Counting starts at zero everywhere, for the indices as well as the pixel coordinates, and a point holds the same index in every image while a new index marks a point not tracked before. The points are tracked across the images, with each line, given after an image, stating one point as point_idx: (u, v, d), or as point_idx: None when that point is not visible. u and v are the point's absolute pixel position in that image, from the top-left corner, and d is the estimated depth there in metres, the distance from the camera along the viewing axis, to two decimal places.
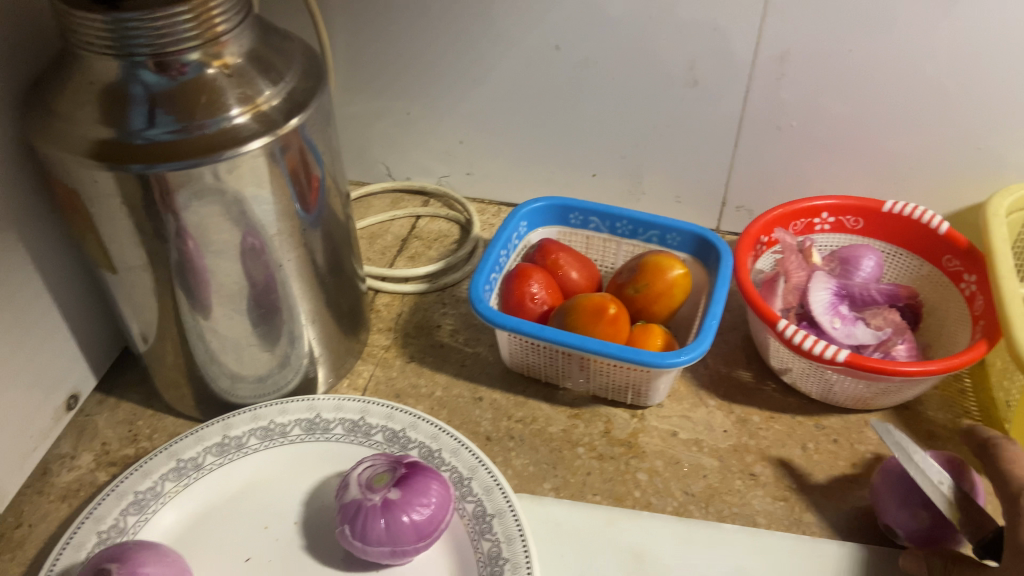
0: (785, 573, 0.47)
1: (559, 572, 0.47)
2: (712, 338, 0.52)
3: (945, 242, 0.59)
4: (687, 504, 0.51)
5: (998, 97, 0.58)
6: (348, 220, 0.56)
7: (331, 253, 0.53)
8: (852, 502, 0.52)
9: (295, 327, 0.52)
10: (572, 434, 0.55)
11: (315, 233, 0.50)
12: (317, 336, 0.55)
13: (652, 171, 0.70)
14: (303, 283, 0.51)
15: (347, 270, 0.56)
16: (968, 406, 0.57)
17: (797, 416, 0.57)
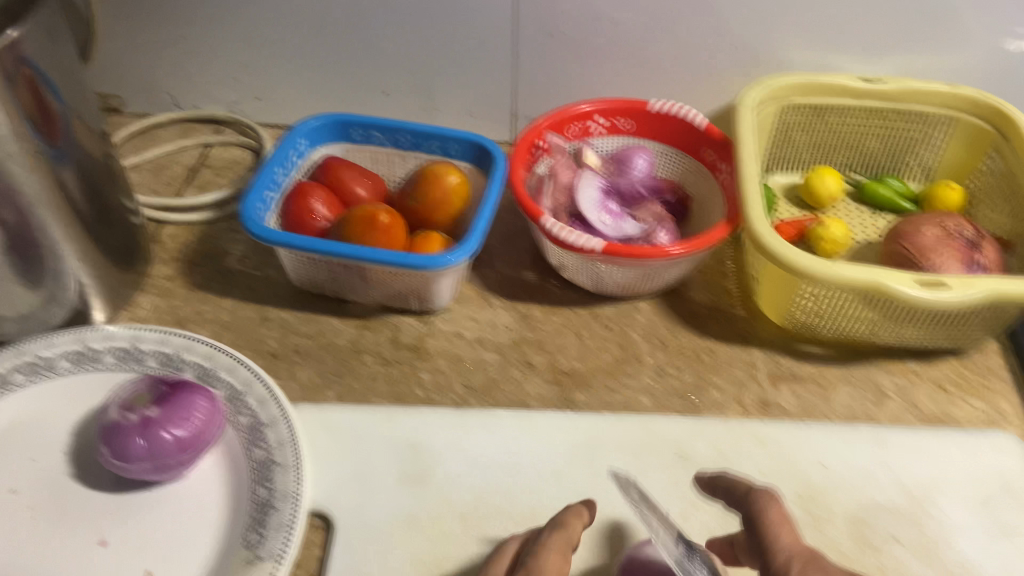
0: (550, 447, 0.51)
1: (337, 469, 0.49)
2: (479, 240, 0.54)
3: (703, 136, 0.63)
4: (467, 397, 0.55)
5: None
6: (110, 156, 0.55)
7: (88, 184, 0.51)
8: (618, 380, 0.56)
9: (57, 260, 0.51)
10: (359, 343, 0.57)
11: (61, 162, 0.49)
12: (85, 268, 0.53)
13: (441, 86, 0.71)
14: (58, 217, 0.50)
15: (114, 205, 0.55)
16: (728, 286, 0.62)
17: (575, 308, 0.61)
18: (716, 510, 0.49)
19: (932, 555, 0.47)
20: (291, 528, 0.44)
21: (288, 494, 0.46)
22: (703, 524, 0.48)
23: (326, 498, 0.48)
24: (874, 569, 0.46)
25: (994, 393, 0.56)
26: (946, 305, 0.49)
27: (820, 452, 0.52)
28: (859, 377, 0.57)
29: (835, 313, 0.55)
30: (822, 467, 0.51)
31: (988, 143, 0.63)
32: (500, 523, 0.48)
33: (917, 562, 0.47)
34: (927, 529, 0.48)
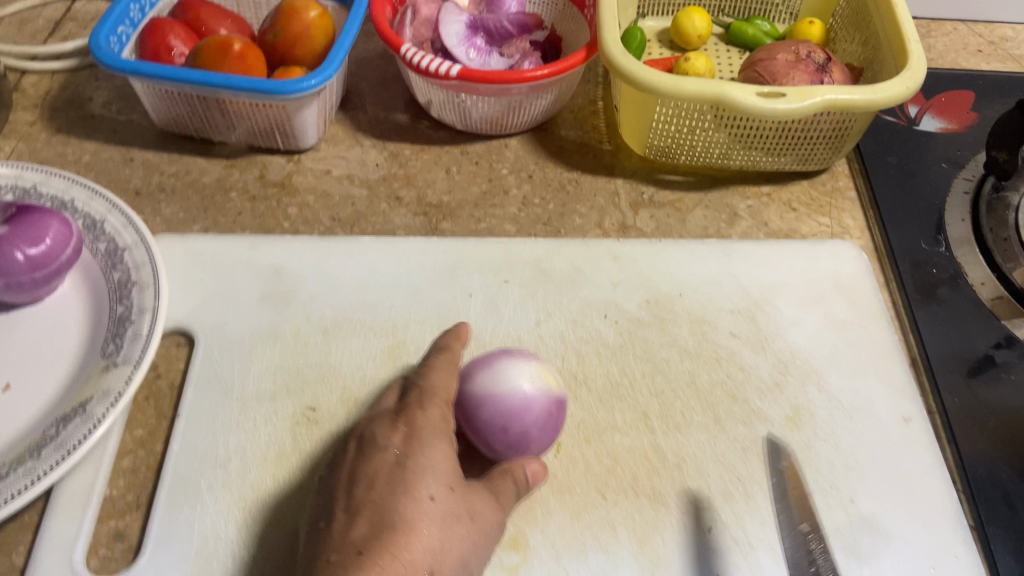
0: (412, 269, 0.53)
1: (199, 292, 0.50)
2: (336, 67, 0.55)
3: None
4: (334, 228, 0.56)
5: None
6: None
7: None
8: (484, 210, 0.58)
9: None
10: (226, 181, 0.57)
11: None
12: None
13: None
14: None
15: None
16: (596, 124, 0.64)
17: (445, 147, 0.62)
18: (568, 317, 0.51)
19: (764, 345, 0.50)
20: (147, 337, 0.44)
21: (145, 309, 0.46)
22: (556, 330, 0.51)
23: (187, 316, 0.49)
24: (708, 360, 0.50)
25: (839, 209, 0.58)
26: (782, 114, 0.51)
27: (671, 265, 0.54)
28: (714, 200, 0.59)
29: (687, 135, 0.57)
30: (671, 276, 0.53)
31: None
32: (360, 337, 0.49)
33: (749, 351, 0.50)
34: (762, 326, 0.51)
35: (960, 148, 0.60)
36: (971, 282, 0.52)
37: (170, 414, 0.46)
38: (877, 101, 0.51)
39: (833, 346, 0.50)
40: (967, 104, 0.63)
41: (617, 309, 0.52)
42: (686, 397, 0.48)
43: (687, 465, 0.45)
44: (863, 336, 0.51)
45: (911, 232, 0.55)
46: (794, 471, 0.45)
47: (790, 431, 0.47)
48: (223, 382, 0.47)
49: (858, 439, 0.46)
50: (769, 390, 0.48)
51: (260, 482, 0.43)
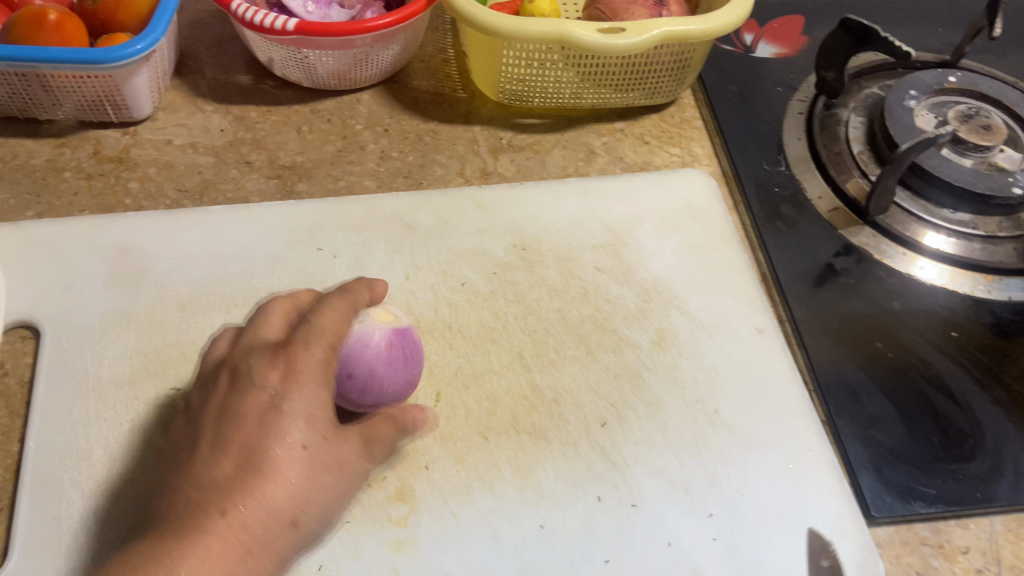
0: (270, 233, 0.51)
1: (38, 281, 0.47)
2: (163, 30, 0.51)
3: None
4: (181, 200, 0.53)
5: None
6: None
7: None
8: (341, 168, 0.56)
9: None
10: (58, 162, 0.54)
11: None
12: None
13: None
14: None
15: None
16: (448, 71, 0.63)
17: (294, 106, 0.59)
18: (437, 268, 0.52)
19: (627, 276, 0.52)
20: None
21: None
22: (426, 282, 0.51)
23: (31, 308, 0.46)
24: (575, 296, 0.51)
25: (688, 139, 0.61)
26: (622, 49, 0.52)
27: (535, 209, 0.55)
28: (571, 139, 0.60)
29: (536, 76, 0.58)
30: (535, 219, 0.55)
31: None
32: (222, 310, 0.47)
33: (614, 283, 0.52)
34: (624, 258, 0.53)
35: (792, 71, 0.63)
36: (809, 197, 0.56)
37: (22, 411, 0.43)
38: (709, 30, 0.53)
39: (692, 269, 0.53)
40: (797, 28, 0.67)
41: (484, 255, 0.53)
42: (558, 333, 0.49)
43: (563, 399, 0.46)
44: (716, 257, 0.53)
45: (753, 153, 0.58)
46: (662, 391, 0.47)
47: (656, 354, 0.48)
48: (75, 374, 0.44)
49: (718, 353, 0.49)
50: (634, 317, 0.50)
51: (124, 470, 0.41)
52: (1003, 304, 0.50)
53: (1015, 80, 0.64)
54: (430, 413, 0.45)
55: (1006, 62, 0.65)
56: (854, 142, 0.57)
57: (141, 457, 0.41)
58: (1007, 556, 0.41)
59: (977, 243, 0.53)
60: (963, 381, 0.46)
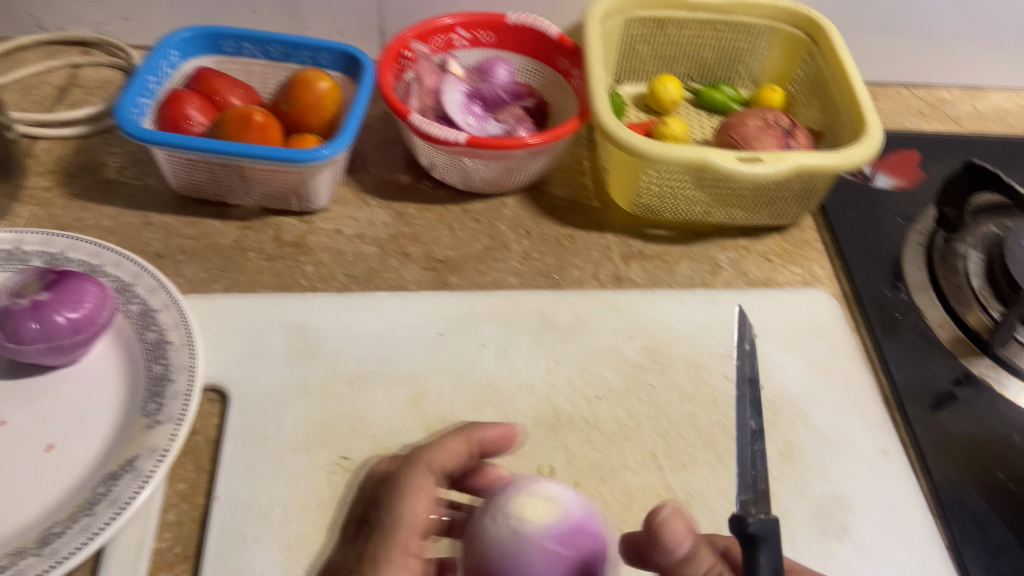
0: (426, 320, 0.57)
1: (227, 350, 0.53)
2: (350, 136, 0.58)
3: (557, 46, 0.69)
4: (349, 284, 0.59)
5: None
6: None
7: None
8: (488, 263, 0.62)
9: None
10: (244, 242, 0.60)
11: None
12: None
13: (310, 6, 0.73)
14: None
15: None
16: (585, 182, 0.69)
17: (447, 205, 0.66)
18: (575, 364, 0.55)
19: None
20: (189, 395, 0.47)
21: (184, 367, 0.49)
22: (566, 376, 0.55)
23: (220, 372, 0.52)
24: (705, 402, 0.54)
25: (808, 260, 0.64)
26: (760, 177, 0.57)
27: (666, 314, 0.59)
28: (697, 252, 0.64)
29: (673, 195, 0.62)
30: (665, 324, 0.58)
31: (802, 48, 0.71)
32: (385, 388, 0.52)
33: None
34: None
35: (911, 203, 0.67)
36: (930, 325, 0.58)
37: (209, 467, 0.48)
38: (842, 164, 0.58)
39: (816, 386, 0.55)
40: (914, 162, 0.71)
41: (618, 355, 0.56)
42: (689, 437, 0.52)
43: (695, 500, 0.49)
44: (839, 376, 0.56)
45: (874, 278, 0.62)
46: (791, 502, 0.49)
47: (784, 466, 0.51)
48: (257, 435, 0.49)
49: (843, 469, 0.51)
50: (762, 428, 0.53)
51: (301, 528, 0.45)
52: None
53: None
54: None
55: None
56: (974, 277, 0.60)
57: (316, 518, 0.46)
58: None
59: None
60: None
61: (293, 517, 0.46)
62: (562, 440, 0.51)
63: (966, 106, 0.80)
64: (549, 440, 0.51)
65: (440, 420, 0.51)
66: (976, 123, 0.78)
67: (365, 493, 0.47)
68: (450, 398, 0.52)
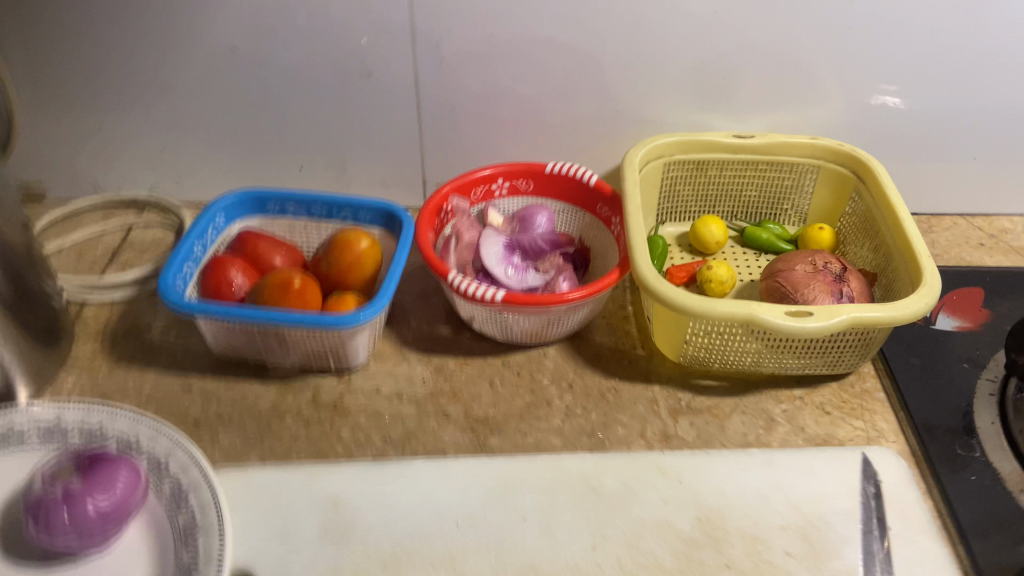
0: (465, 489, 0.54)
1: (259, 528, 0.51)
2: (387, 299, 0.58)
3: (596, 192, 0.69)
4: (386, 449, 0.57)
5: (622, 54, 0.68)
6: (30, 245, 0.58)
7: (14, 276, 0.54)
8: (530, 422, 0.59)
9: None
10: (281, 406, 0.59)
11: None
12: (5, 345, 0.54)
13: (354, 160, 0.76)
14: None
15: (34, 290, 0.57)
16: (629, 328, 0.67)
17: (488, 358, 0.64)
18: (623, 538, 0.51)
19: (821, 564, 0.50)
20: None
21: (212, 557, 0.47)
22: (613, 554, 0.51)
23: (251, 555, 0.50)
24: None
25: (871, 412, 0.60)
26: (811, 332, 0.54)
27: (720, 480, 0.55)
28: (750, 405, 0.61)
29: (720, 347, 0.60)
30: (719, 492, 0.54)
31: (850, 187, 0.70)
32: (421, 569, 0.50)
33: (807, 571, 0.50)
34: (816, 541, 0.51)
35: (978, 347, 0.63)
36: (1011, 488, 0.54)
37: None
38: (899, 317, 0.55)
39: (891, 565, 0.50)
40: (978, 301, 0.67)
41: (669, 528, 0.52)
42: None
43: None
44: (916, 550, 0.51)
45: (943, 433, 0.58)
46: None
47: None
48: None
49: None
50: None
51: None
52: None
53: None
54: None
55: None
56: None
57: None
58: None
59: None
60: None
61: None
62: None
63: None
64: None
65: None
66: None
67: None
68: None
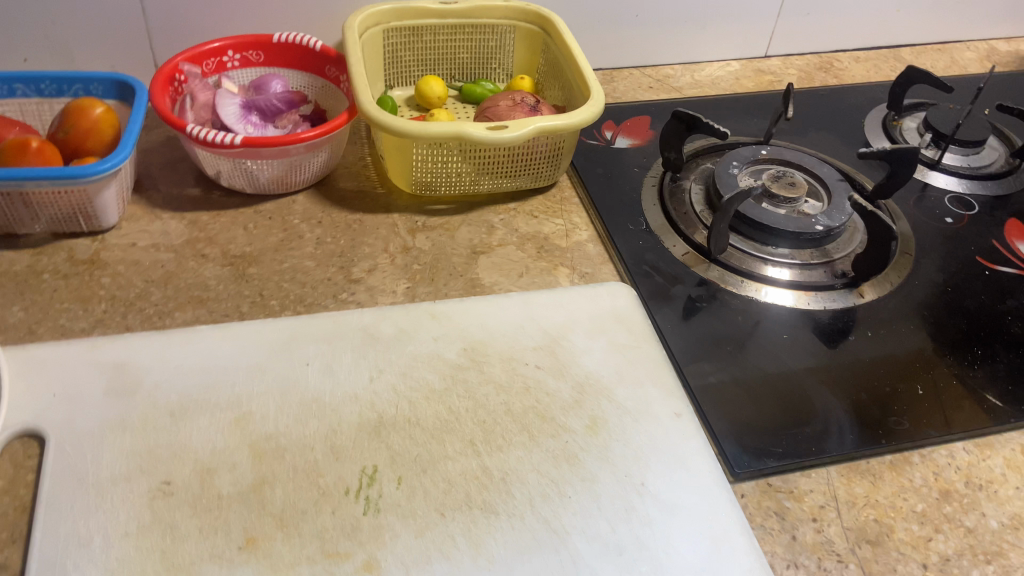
0: (256, 344, 0.58)
1: (31, 397, 0.53)
2: (129, 150, 0.63)
3: (323, 56, 0.76)
4: (148, 288, 0.62)
5: None
6: None
7: None
8: (283, 252, 0.67)
9: None
10: (35, 266, 0.63)
11: None
12: None
13: (79, 48, 0.77)
14: None
15: None
16: (368, 173, 0.77)
17: (239, 209, 0.71)
18: (397, 371, 0.58)
19: (562, 372, 0.59)
20: None
21: None
22: (388, 383, 0.57)
23: (34, 418, 0.52)
24: (519, 390, 0.57)
25: (568, 212, 0.75)
26: (507, 140, 0.67)
27: (481, 318, 0.63)
28: (474, 219, 0.73)
29: (441, 170, 0.72)
30: (481, 326, 0.62)
31: (539, 41, 0.84)
32: (208, 414, 0.53)
33: (551, 378, 0.58)
34: (560, 356, 0.60)
35: (645, 157, 0.80)
36: (667, 246, 0.70)
37: (29, 495, 0.49)
38: (574, 122, 0.69)
39: (618, 365, 0.60)
40: (645, 125, 0.84)
41: (437, 359, 0.59)
42: (504, 422, 0.55)
43: (510, 477, 0.52)
44: (638, 353, 0.61)
45: (618, 216, 0.73)
46: (567, 420, 0.56)
47: (591, 438, 0.55)
48: (76, 437, 0.51)
49: (645, 435, 0.55)
50: (570, 407, 0.56)
51: (124, 556, 0.46)
52: (823, 312, 0.65)
53: (817, 151, 0.81)
54: (393, 495, 0.50)
55: (809, 139, 0.83)
56: (696, 204, 0.74)
57: (150, 533, 0.47)
58: (842, 495, 0.53)
59: (796, 270, 0.68)
60: (808, 379, 0.60)
61: (108, 546, 0.46)
62: (386, 441, 0.53)
63: (687, 79, 0.95)
64: (372, 442, 0.53)
65: (265, 437, 0.53)
66: (695, 90, 0.92)
67: (189, 512, 0.48)
68: (273, 415, 0.54)
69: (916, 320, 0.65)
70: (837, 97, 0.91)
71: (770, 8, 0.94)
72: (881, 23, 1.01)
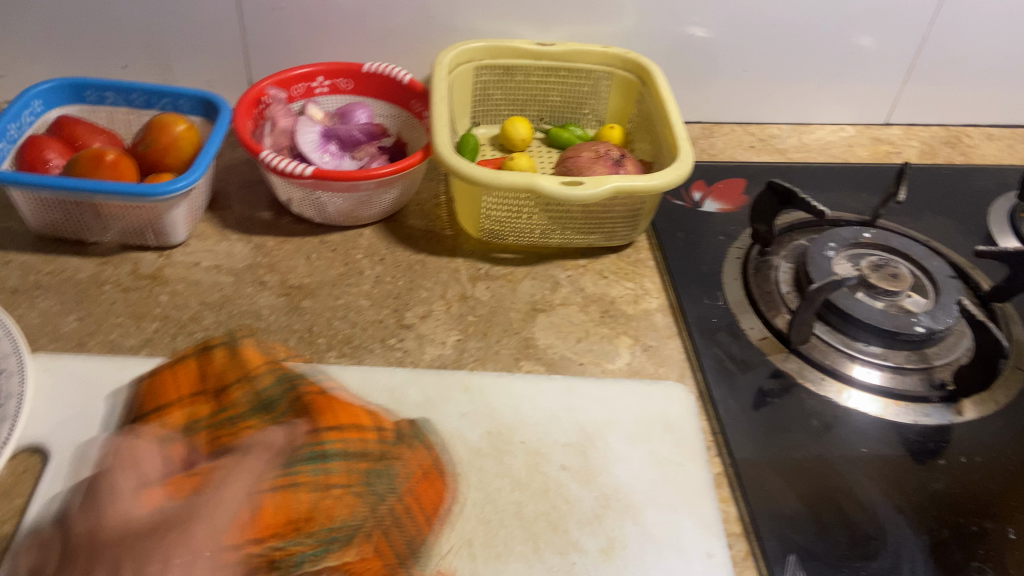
0: None
1: (57, 412, 0.54)
2: (201, 172, 0.63)
3: (410, 91, 0.75)
4: (202, 311, 0.62)
5: None
6: None
7: None
8: (340, 287, 0.66)
9: None
10: (99, 276, 0.64)
11: None
12: None
13: (180, 62, 0.79)
14: None
15: None
16: (439, 213, 0.75)
17: (306, 237, 0.70)
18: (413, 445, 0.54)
19: (590, 479, 0.53)
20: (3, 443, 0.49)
21: (10, 393, 0.52)
22: None
23: (47, 433, 0.52)
24: (535, 491, 0.52)
25: (641, 276, 0.70)
26: (581, 198, 0.63)
27: (517, 401, 0.58)
28: (539, 273, 0.70)
29: (511, 219, 0.69)
30: (514, 410, 0.57)
31: (635, 90, 0.80)
32: None
33: (576, 483, 0.53)
34: (591, 460, 0.54)
35: (734, 224, 0.74)
36: (743, 328, 0.65)
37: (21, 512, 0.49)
38: (657, 185, 0.64)
39: (652, 482, 0.53)
40: (738, 188, 0.79)
41: (459, 439, 0.55)
42: (510, 526, 0.50)
43: None
44: (679, 472, 0.54)
45: (693, 288, 0.68)
46: (579, 534, 0.50)
47: (603, 564, 0.49)
48: (83, 463, 0.51)
49: (664, 570, 0.49)
50: (587, 521, 0.51)
51: None
52: (912, 426, 0.58)
53: (929, 238, 0.73)
54: None
55: (921, 222, 0.75)
56: (782, 283, 0.68)
57: None
58: None
59: (886, 373, 0.61)
60: (884, 507, 0.53)
61: None
62: None
63: (792, 141, 0.89)
64: None
65: None
66: (799, 154, 0.86)
67: None
68: None
69: (1021, 450, 0.57)
70: (960, 177, 0.82)
71: (896, 73, 0.87)
72: (1023, 99, 0.91)
